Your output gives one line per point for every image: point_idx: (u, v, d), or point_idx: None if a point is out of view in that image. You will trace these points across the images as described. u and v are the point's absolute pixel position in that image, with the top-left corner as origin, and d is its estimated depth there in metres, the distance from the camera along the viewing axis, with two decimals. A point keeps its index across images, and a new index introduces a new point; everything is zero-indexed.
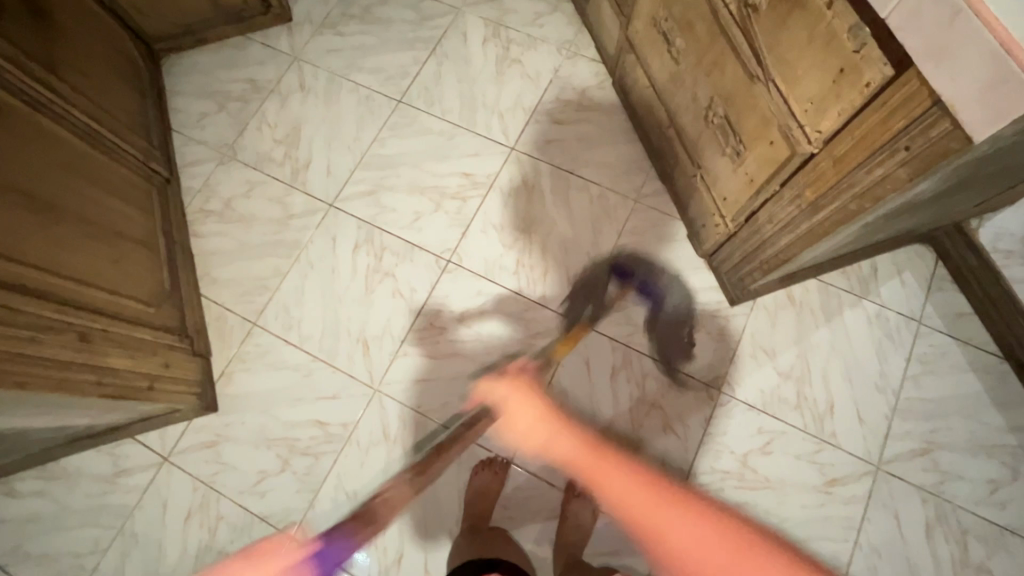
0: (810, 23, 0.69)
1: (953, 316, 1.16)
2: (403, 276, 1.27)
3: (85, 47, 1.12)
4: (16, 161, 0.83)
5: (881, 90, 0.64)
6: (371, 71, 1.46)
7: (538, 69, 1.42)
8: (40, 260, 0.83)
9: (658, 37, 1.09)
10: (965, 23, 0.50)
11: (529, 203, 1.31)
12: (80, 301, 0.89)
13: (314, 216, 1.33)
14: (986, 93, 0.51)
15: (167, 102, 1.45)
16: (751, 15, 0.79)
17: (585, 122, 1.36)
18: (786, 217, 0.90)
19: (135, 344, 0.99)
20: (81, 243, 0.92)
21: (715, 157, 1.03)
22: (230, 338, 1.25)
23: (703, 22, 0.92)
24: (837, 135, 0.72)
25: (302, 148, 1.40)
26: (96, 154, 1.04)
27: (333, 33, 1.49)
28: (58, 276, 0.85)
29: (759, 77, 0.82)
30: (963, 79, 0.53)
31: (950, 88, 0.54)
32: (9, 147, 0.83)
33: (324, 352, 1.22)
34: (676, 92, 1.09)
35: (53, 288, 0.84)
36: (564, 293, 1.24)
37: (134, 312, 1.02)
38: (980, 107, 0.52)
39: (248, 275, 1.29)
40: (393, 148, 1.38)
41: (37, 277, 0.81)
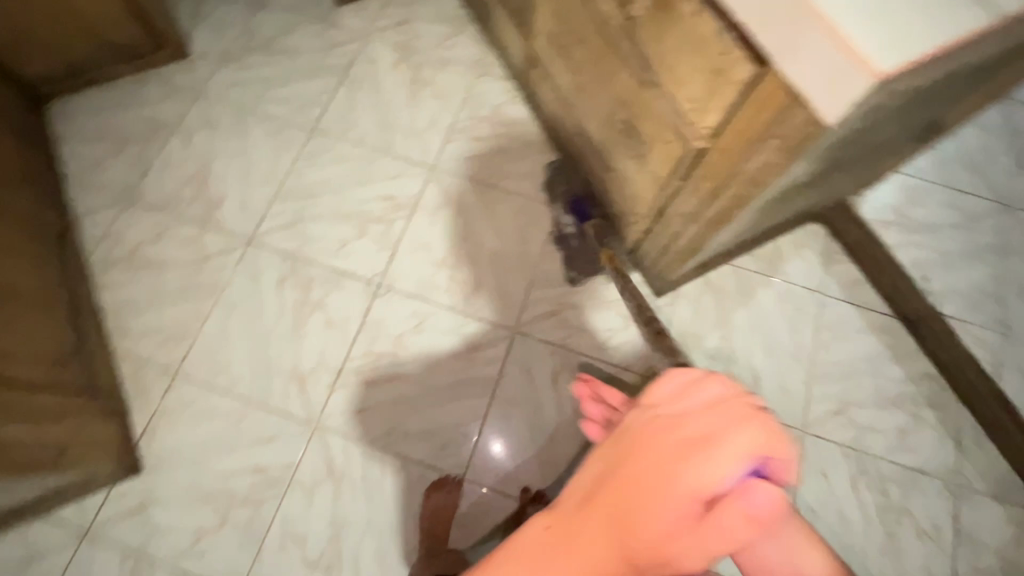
0: (683, 29, 0.75)
1: (850, 284, 1.28)
2: (333, 306, 1.24)
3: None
4: None
5: (750, 86, 0.70)
6: (280, 102, 1.43)
7: (450, 89, 1.44)
8: None
9: (558, 52, 1.14)
10: (804, 24, 0.57)
11: (455, 220, 1.32)
12: None
13: (233, 254, 1.28)
14: (831, 83, 0.58)
15: (57, 149, 1.35)
16: (634, 26, 0.85)
17: (501, 137, 1.40)
18: (691, 208, 0.96)
19: (43, 412, 0.91)
20: None
21: (623, 159, 1.09)
22: (150, 392, 1.17)
23: (595, 35, 0.98)
24: (721, 129, 0.78)
25: (213, 185, 1.34)
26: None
27: (236, 67, 1.45)
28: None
29: (649, 81, 0.88)
30: (812, 69, 0.59)
31: (805, 79, 0.60)
32: None
33: (256, 394, 1.17)
34: (581, 101, 1.15)
35: None
36: (498, 304, 1.25)
37: (38, 377, 0.94)
38: (830, 95, 0.59)
39: (165, 324, 1.22)
40: (311, 177, 1.36)
41: None
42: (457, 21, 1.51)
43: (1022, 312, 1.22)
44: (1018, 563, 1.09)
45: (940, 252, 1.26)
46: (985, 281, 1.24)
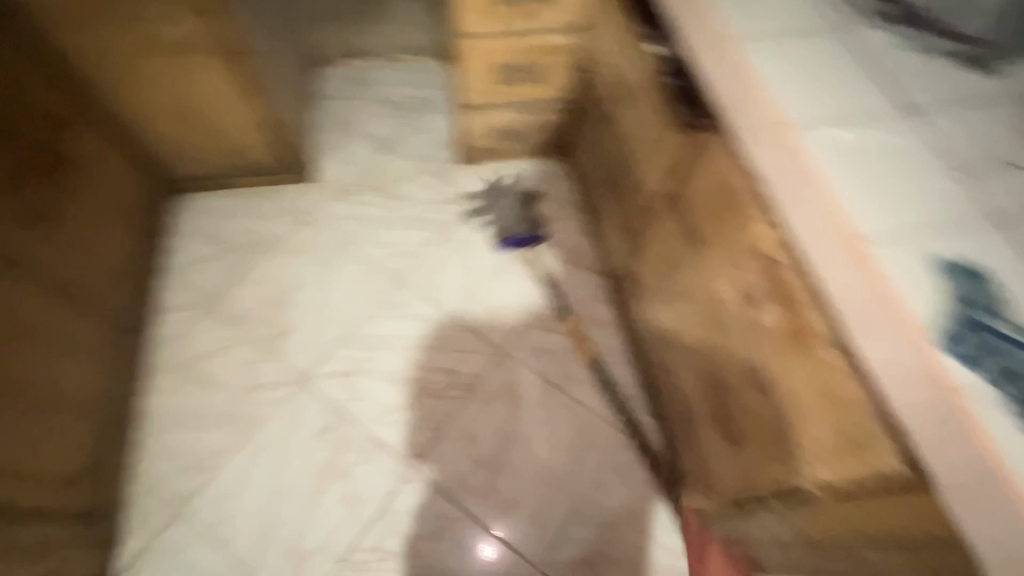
0: (818, 372, 0.66)
1: None
2: (359, 480, 1.16)
3: (87, 192, 1.11)
4: None
5: (895, 486, 0.58)
6: (377, 244, 1.46)
7: (540, 272, 1.42)
8: None
9: (661, 289, 1.09)
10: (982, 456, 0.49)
11: (509, 416, 1.23)
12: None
13: (281, 389, 1.25)
14: (938, 424, 0.52)
15: (168, 240, 1.44)
16: (756, 330, 0.77)
17: (580, 336, 1.33)
18: (778, 531, 0.83)
19: (33, 545, 0.87)
20: (14, 420, 0.86)
21: (709, 431, 0.97)
22: (149, 522, 1.11)
23: (706, 302, 0.91)
24: (843, 494, 0.66)
25: (289, 312, 1.35)
26: (50, 305, 0.97)
27: (348, 200, 1.53)
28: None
29: (761, 388, 0.78)
30: (918, 413, 0.54)
31: (943, 465, 0.52)
32: None
33: (250, 559, 1.08)
34: (674, 346, 1.07)
35: None
36: (530, 533, 1.12)
37: (37, 508, 0.89)
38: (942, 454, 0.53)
39: (192, 447, 1.18)
40: (381, 329, 1.34)
41: None
42: (565, 204, 1.53)
43: None
44: None
45: None
46: None
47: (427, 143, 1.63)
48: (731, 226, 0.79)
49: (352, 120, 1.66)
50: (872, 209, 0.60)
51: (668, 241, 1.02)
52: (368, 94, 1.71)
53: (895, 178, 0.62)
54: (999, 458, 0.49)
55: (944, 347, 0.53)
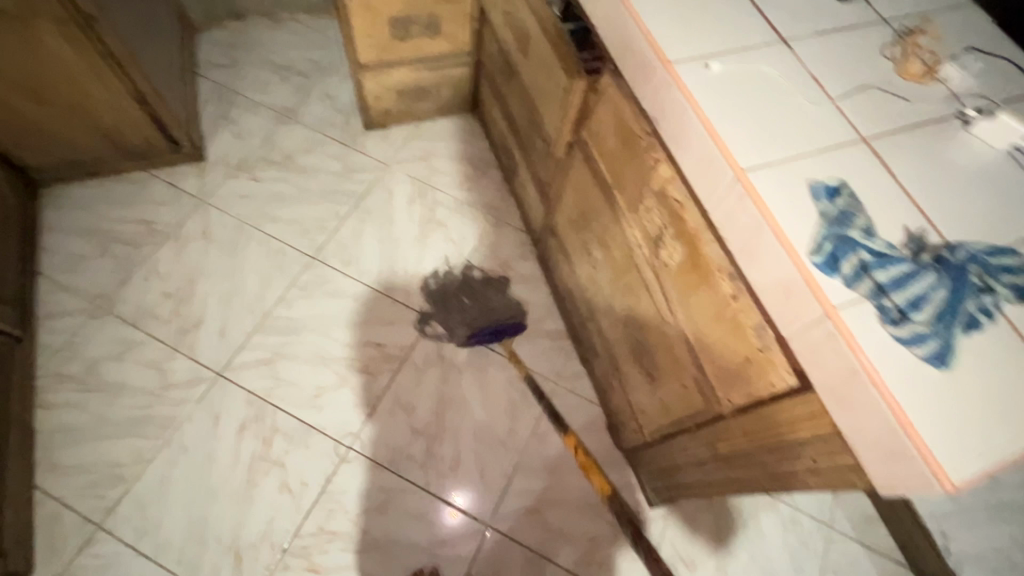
0: (717, 301, 0.69)
1: (858, 519, 1.17)
2: (293, 466, 1.12)
3: None
4: None
5: (786, 394, 0.62)
6: (284, 223, 1.37)
7: (462, 235, 1.40)
8: None
9: (577, 238, 1.10)
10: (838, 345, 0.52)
11: (443, 382, 1.23)
12: None
13: (197, 386, 1.17)
14: (795, 307, 0.56)
15: (40, 240, 1.28)
16: (662, 267, 0.79)
17: (507, 294, 1.34)
18: (696, 455, 0.88)
19: None
20: None
21: (631, 372, 1.01)
22: (63, 545, 1.02)
23: (617, 246, 0.93)
24: (745, 410, 0.71)
25: (195, 304, 1.26)
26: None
27: (247, 177, 1.42)
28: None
29: (670, 323, 0.81)
30: (783, 298, 0.57)
31: (821, 369, 0.55)
32: None
33: (184, 565, 1.03)
34: (594, 294, 1.09)
35: None
36: (475, 491, 1.14)
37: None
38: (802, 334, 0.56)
39: (102, 460, 1.09)
40: (300, 311, 1.27)
41: None
42: (481, 163, 1.50)
43: None
44: None
45: None
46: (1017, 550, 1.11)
47: (328, 110, 1.52)
48: (631, 170, 0.81)
49: (241, 89, 1.52)
50: (751, 135, 0.61)
51: (579, 191, 1.03)
52: (255, 61, 1.57)
53: (771, 103, 0.63)
54: (863, 355, 0.50)
55: (814, 256, 0.54)
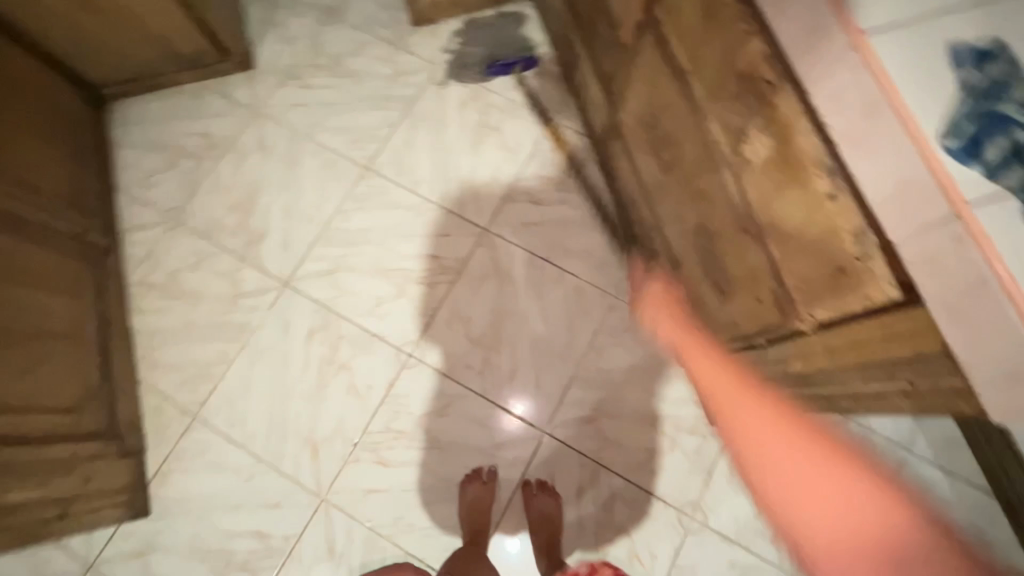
0: (809, 202, 0.59)
1: (941, 443, 1.10)
2: (359, 370, 1.18)
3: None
4: None
5: (885, 308, 0.54)
6: (337, 132, 1.34)
7: (517, 141, 1.31)
8: None
9: (643, 139, 1.00)
10: (964, 250, 0.43)
11: (499, 294, 1.22)
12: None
13: (267, 295, 1.23)
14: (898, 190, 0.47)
15: (114, 155, 1.33)
16: (743, 165, 0.69)
17: (564, 204, 1.27)
18: (769, 371, 0.84)
19: (49, 466, 0.90)
20: None
21: (699, 285, 0.94)
22: (168, 431, 1.16)
23: (691, 145, 0.82)
24: (832, 325, 0.63)
25: (259, 216, 1.29)
26: None
27: (296, 85, 1.37)
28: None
29: (750, 229, 0.72)
30: (881, 176, 0.49)
31: (932, 278, 0.47)
32: None
33: (270, 453, 1.14)
34: (661, 201, 1.00)
35: None
36: (532, 400, 1.16)
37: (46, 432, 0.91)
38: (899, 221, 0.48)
39: (191, 360, 1.19)
40: (356, 222, 1.27)
41: None
42: None
43: None
44: None
45: None
46: None
47: (373, 6, 1.42)
48: (713, 50, 0.69)
49: None
50: None
51: (648, 83, 0.91)
52: None
53: None
54: (1000, 266, 0.42)
55: (946, 141, 0.44)
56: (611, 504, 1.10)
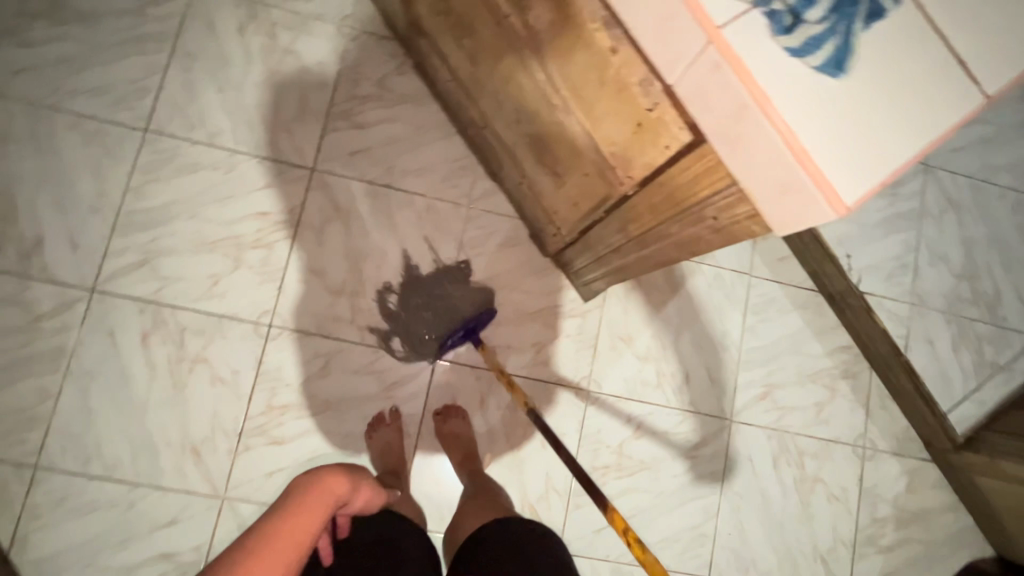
0: (596, 63, 0.57)
1: (775, 261, 1.25)
2: (218, 358, 1.07)
3: None
4: None
5: (681, 154, 0.56)
6: (91, 94, 1.09)
7: (319, 60, 1.15)
8: None
9: (445, 30, 0.91)
10: (724, 74, 0.43)
11: (350, 235, 1.13)
12: None
13: (74, 310, 1.04)
14: (664, 24, 0.46)
15: None
16: (534, 37, 0.65)
17: (391, 121, 1.16)
18: (612, 242, 0.85)
19: None
20: None
21: (537, 175, 0.93)
22: (9, 493, 0.99)
23: (486, 27, 0.76)
24: (646, 184, 0.65)
25: (26, 220, 1.05)
26: None
27: (11, 44, 1.07)
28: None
29: (557, 105, 0.70)
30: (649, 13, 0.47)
31: (706, 111, 0.48)
32: None
33: (146, 475, 1.02)
34: (480, 95, 0.94)
35: None
36: (415, 332, 1.13)
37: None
38: (673, 59, 0.48)
39: (5, 408, 1.00)
40: (156, 198, 1.08)
41: None
42: None
43: (933, 279, 1.23)
44: (907, 509, 1.22)
45: (862, 224, 1.23)
46: (905, 252, 1.22)
47: None
48: None
49: None
50: None
51: None
52: None
53: None
54: (752, 83, 0.42)
55: None
56: (515, 403, 1.14)
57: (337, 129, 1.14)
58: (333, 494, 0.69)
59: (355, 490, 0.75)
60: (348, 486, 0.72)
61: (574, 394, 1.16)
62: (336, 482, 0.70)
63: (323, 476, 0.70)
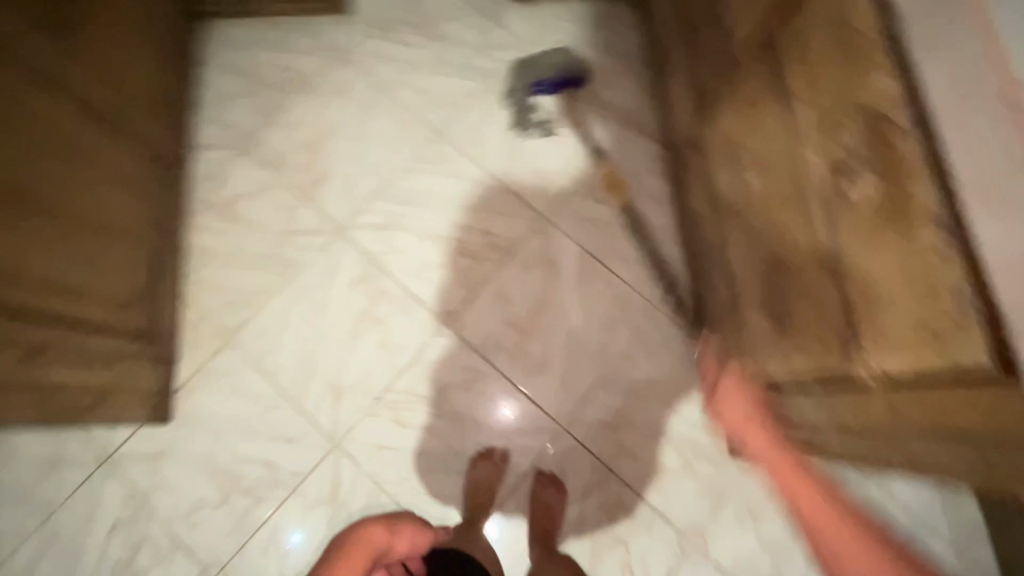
0: (909, 254, 0.57)
1: (964, 530, 1.07)
2: (394, 328, 1.19)
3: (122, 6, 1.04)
4: (44, 167, 0.80)
5: (972, 377, 0.53)
6: (417, 92, 1.34)
7: (593, 136, 1.30)
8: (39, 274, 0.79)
9: (729, 158, 0.98)
10: None
11: (547, 283, 1.21)
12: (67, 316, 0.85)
13: (319, 238, 1.24)
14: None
15: (199, 73, 1.35)
16: (841, 204, 0.68)
17: (627, 208, 1.26)
18: (815, 419, 0.82)
19: (98, 357, 0.94)
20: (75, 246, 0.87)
21: (755, 315, 0.93)
22: (202, 348, 1.18)
23: (783, 172, 0.80)
24: (901, 384, 0.62)
25: (326, 159, 1.30)
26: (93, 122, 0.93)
27: (386, 38, 1.38)
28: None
29: (830, 269, 0.71)
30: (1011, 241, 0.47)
31: None
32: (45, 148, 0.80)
33: (293, 391, 1.15)
34: (733, 224, 0.99)
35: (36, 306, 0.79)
36: (557, 394, 1.16)
37: (77, 320, 0.88)
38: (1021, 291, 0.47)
39: (236, 285, 1.21)
40: (418, 184, 1.28)
41: (24, 296, 0.76)
42: (629, 61, 1.35)
43: None
44: None
45: None
46: None
47: None
48: (841, 79, 0.66)
49: None
50: None
51: (748, 102, 0.89)
52: None
53: None
54: None
55: None
56: (614, 513, 1.10)
57: (580, 195, 1.26)
58: (369, 542, 1.04)
59: (395, 536, 1.05)
60: (385, 534, 1.05)
61: (675, 540, 1.08)
62: (373, 534, 1.04)
63: (364, 530, 1.05)
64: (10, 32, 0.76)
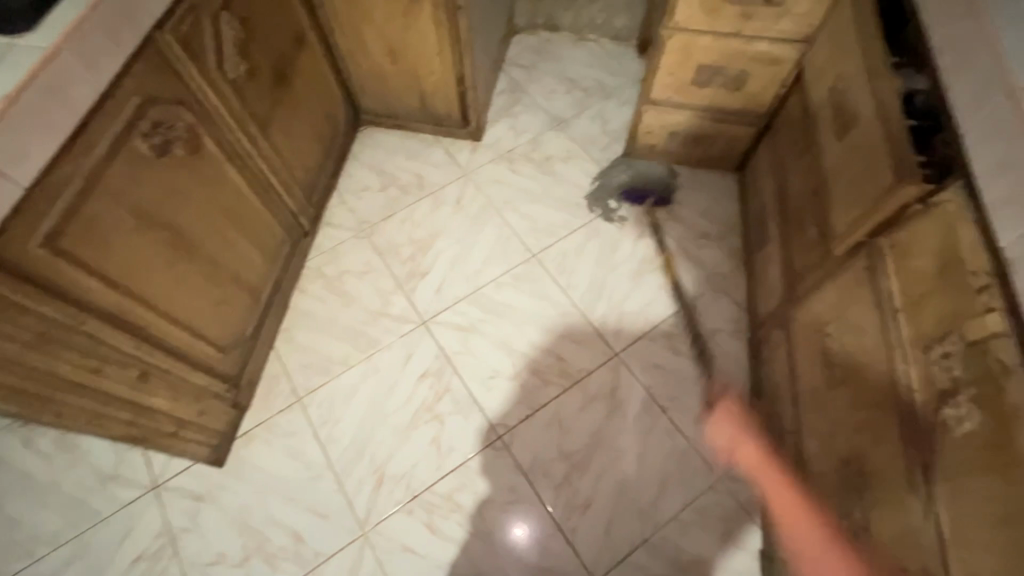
0: (1013, 505, 0.55)
1: None
2: (449, 428, 1.21)
3: (299, 107, 1.29)
4: (188, 208, 0.97)
5: None
6: (523, 216, 1.48)
7: (678, 288, 1.36)
8: (154, 295, 0.92)
9: (816, 344, 0.98)
10: None
11: (607, 421, 1.21)
12: (171, 341, 0.98)
13: (404, 325, 1.34)
14: None
15: (345, 164, 1.58)
16: (937, 427, 0.66)
17: (700, 365, 1.26)
18: None
19: (186, 388, 1.04)
20: (196, 281, 1.02)
21: (827, 516, 0.87)
22: (273, 401, 1.25)
23: (874, 375, 0.80)
24: None
25: (430, 256, 1.43)
26: (245, 188, 1.13)
27: (507, 166, 1.56)
28: (62, 257, 0.75)
29: (920, 492, 0.67)
30: None
31: None
32: (193, 193, 0.98)
33: (341, 466, 1.18)
34: (813, 410, 0.97)
35: (144, 322, 0.91)
36: (596, 542, 1.10)
37: (167, 345, 0.97)
38: None
39: (320, 350, 1.31)
40: (505, 297, 1.37)
41: (138, 312, 0.89)
42: (723, 227, 1.43)
43: None
44: None
45: None
46: None
47: (596, 129, 1.60)
48: (944, 305, 0.68)
49: (531, 90, 1.68)
50: None
51: (843, 297, 0.92)
52: (552, 69, 1.72)
53: None
54: None
55: None
56: None
57: (655, 341, 1.29)
58: None
59: None
60: None
61: None
62: None
63: None
64: (206, 109, 0.98)
